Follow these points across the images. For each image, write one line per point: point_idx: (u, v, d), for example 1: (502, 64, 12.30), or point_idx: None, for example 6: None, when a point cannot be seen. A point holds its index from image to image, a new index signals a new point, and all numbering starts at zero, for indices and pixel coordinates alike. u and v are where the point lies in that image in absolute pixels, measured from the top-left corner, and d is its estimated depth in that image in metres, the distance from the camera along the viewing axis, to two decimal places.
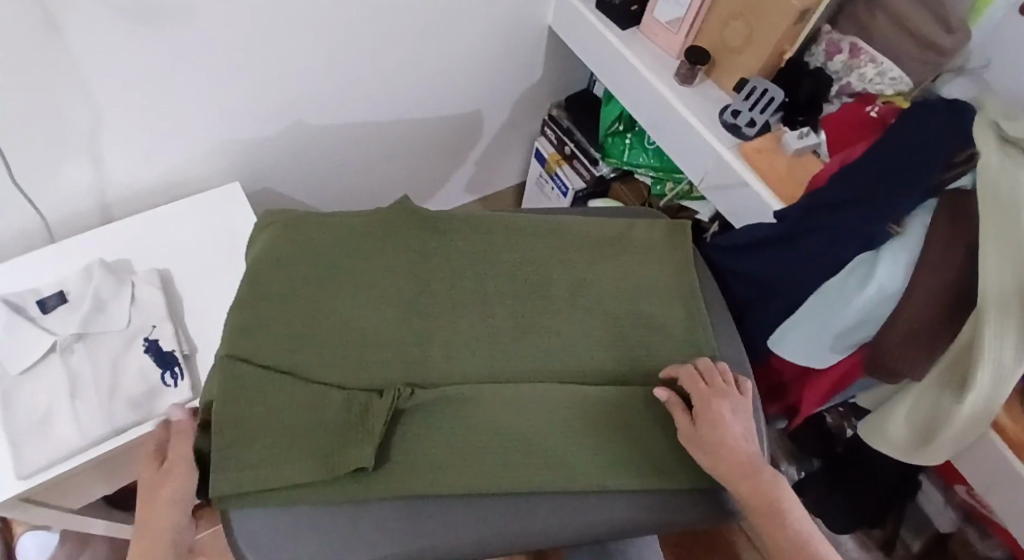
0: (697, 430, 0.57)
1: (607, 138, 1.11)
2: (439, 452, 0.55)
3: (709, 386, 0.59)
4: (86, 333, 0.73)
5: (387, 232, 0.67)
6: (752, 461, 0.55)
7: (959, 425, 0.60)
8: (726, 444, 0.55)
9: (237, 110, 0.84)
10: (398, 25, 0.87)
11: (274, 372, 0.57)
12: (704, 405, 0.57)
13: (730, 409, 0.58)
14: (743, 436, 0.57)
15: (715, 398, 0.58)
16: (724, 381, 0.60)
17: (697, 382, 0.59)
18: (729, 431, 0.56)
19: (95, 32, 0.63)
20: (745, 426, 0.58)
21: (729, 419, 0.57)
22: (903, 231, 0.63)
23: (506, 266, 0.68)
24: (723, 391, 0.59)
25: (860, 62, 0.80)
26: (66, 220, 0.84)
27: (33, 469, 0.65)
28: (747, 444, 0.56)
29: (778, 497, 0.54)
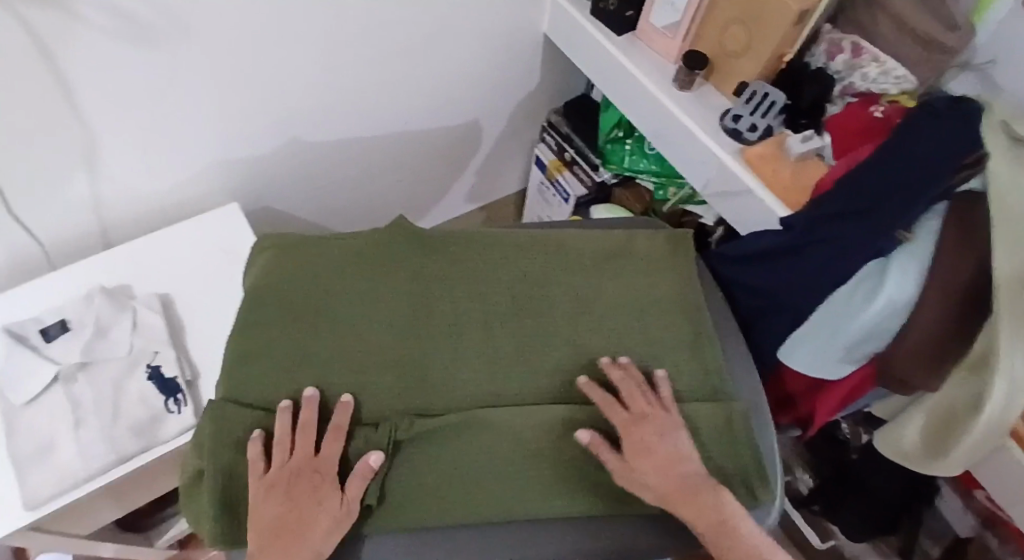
0: (629, 465, 0.55)
1: (606, 146, 1.10)
2: (453, 486, 0.55)
3: (632, 414, 0.58)
4: (89, 361, 0.73)
5: (384, 252, 0.66)
6: (691, 481, 0.55)
7: (974, 436, 0.58)
8: (660, 474, 0.54)
9: (232, 132, 0.84)
10: (391, 38, 0.86)
11: (259, 411, 0.56)
12: (628, 439, 0.56)
13: (655, 434, 0.57)
14: (676, 457, 0.56)
15: (637, 427, 0.57)
16: (645, 400, 0.59)
17: (619, 413, 0.57)
18: (658, 460, 0.55)
19: (85, 56, 0.63)
20: (674, 444, 0.56)
21: (660, 445, 0.56)
22: (913, 239, 0.61)
23: (507, 286, 0.67)
24: (645, 417, 0.57)
25: (862, 61, 0.78)
26: (66, 245, 0.83)
27: (40, 500, 0.65)
28: (684, 463, 0.56)
29: (725, 515, 0.53)
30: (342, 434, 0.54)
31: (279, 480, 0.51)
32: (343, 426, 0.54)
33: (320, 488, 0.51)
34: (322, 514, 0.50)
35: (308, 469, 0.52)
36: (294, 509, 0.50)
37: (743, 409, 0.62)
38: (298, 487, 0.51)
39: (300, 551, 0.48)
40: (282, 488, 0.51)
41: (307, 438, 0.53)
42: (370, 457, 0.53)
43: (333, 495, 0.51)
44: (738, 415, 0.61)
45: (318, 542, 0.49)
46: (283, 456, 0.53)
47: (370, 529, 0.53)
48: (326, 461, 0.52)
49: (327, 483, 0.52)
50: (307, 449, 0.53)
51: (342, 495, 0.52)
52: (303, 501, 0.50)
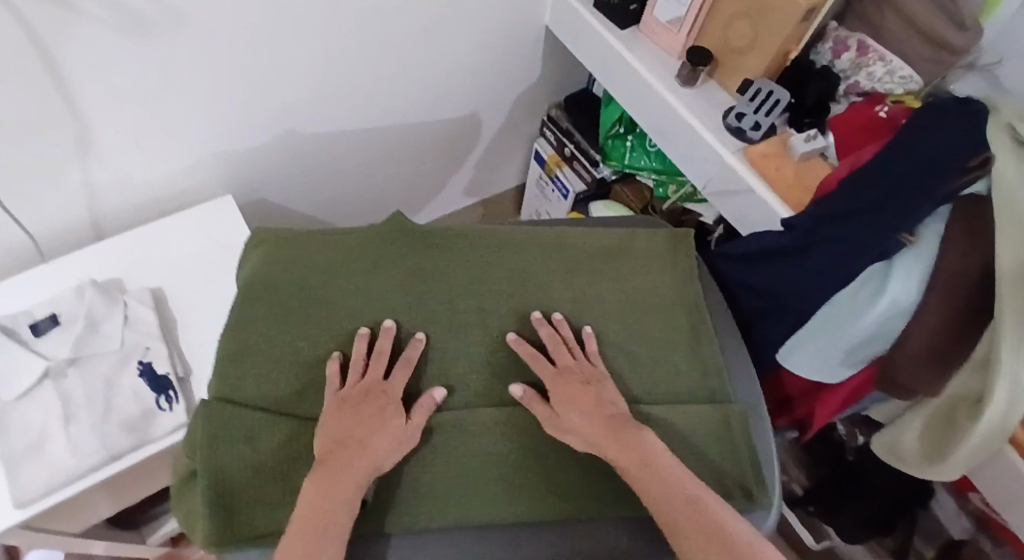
0: (557, 414, 0.57)
1: (607, 141, 1.08)
2: (457, 486, 0.54)
3: (558, 366, 0.60)
4: (80, 357, 0.72)
5: (381, 248, 0.65)
6: (617, 421, 0.55)
7: (973, 440, 0.58)
8: (585, 419, 0.55)
9: (230, 124, 0.83)
10: (391, 30, 0.85)
11: (253, 411, 0.55)
12: (557, 389, 0.58)
13: (581, 383, 0.58)
14: (600, 402, 0.57)
15: (564, 377, 0.59)
16: (570, 355, 0.61)
17: (543, 366, 0.59)
18: (585, 404, 0.56)
19: (78, 46, 0.61)
20: (599, 392, 0.58)
21: (586, 392, 0.58)
22: (916, 242, 0.61)
23: (503, 283, 0.66)
24: (571, 370, 0.59)
25: (868, 60, 0.77)
26: (57, 237, 0.81)
27: (31, 497, 0.64)
28: (608, 407, 0.57)
29: (646, 452, 0.53)
30: (411, 365, 0.59)
31: (352, 396, 0.55)
32: (413, 359, 0.59)
33: (382, 411, 0.55)
34: (384, 434, 0.53)
35: (376, 392, 0.56)
36: (358, 426, 0.53)
37: (743, 412, 0.62)
38: (365, 407, 0.54)
39: (365, 459, 0.51)
40: (351, 405, 0.54)
41: (379, 364, 0.58)
42: (435, 393, 0.57)
43: (397, 420, 0.54)
44: (738, 417, 0.61)
45: (381, 454, 0.52)
46: (356, 378, 0.57)
47: (387, 527, 0.53)
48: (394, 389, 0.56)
49: (390, 409, 0.55)
50: (378, 373, 0.57)
51: (406, 419, 0.55)
52: (366, 420, 0.54)
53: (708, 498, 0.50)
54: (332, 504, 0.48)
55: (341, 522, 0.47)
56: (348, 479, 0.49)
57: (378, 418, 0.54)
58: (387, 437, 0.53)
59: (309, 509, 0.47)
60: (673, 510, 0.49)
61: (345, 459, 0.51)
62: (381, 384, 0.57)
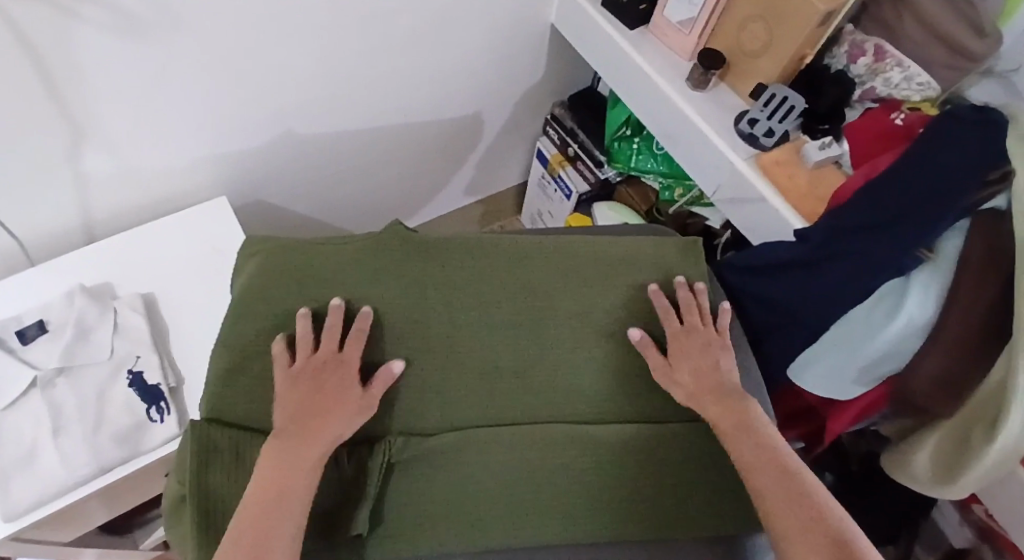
0: (669, 366, 0.62)
1: (613, 143, 1.06)
2: (465, 499, 0.54)
3: (686, 325, 0.64)
4: (69, 366, 0.69)
5: (382, 257, 0.63)
6: (722, 389, 0.60)
7: (987, 462, 0.55)
8: (695, 375, 0.61)
9: (226, 125, 0.80)
10: (395, 28, 0.82)
11: (246, 434, 0.53)
12: (677, 343, 0.63)
13: (705, 343, 0.63)
14: (714, 365, 0.62)
15: (685, 337, 0.63)
16: (702, 318, 0.65)
17: (673, 321, 0.64)
18: (700, 363, 0.62)
19: (63, 44, 0.58)
20: (716, 359, 0.62)
21: (705, 353, 0.63)
22: (934, 258, 0.59)
23: (511, 292, 0.64)
24: (693, 329, 0.64)
25: (885, 65, 0.75)
26: (46, 239, 0.79)
27: (21, 510, 0.62)
28: (729, 374, 0.62)
29: (748, 420, 0.57)
30: (365, 339, 0.58)
31: (307, 371, 0.55)
32: (364, 331, 0.58)
33: (338, 383, 0.55)
34: (339, 405, 0.54)
35: (329, 364, 0.56)
36: (314, 397, 0.54)
37: None
38: (320, 379, 0.55)
39: (324, 435, 0.52)
40: (306, 377, 0.55)
41: (331, 338, 0.57)
42: (391, 368, 0.57)
43: (355, 390, 0.55)
44: None
45: (342, 425, 0.53)
46: (307, 354, 0.56)
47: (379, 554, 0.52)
48: (349, 362, 0.56)
49: (348, 380, 0.56)
50: (332, 347, 0.57)
51: (364, 389, 0.56)
52: (320, 392, 0.54)
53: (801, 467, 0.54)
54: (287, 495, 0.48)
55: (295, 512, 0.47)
56: (304, 453, 0.50)
57: (332, 390, 0.55)
58: (348, 405, 0.54)
59: (261, 500, 0.47)
60: (770, 481, 0.52)
61: (309, 431, 0.52)
62: (334, 356, 0.57)
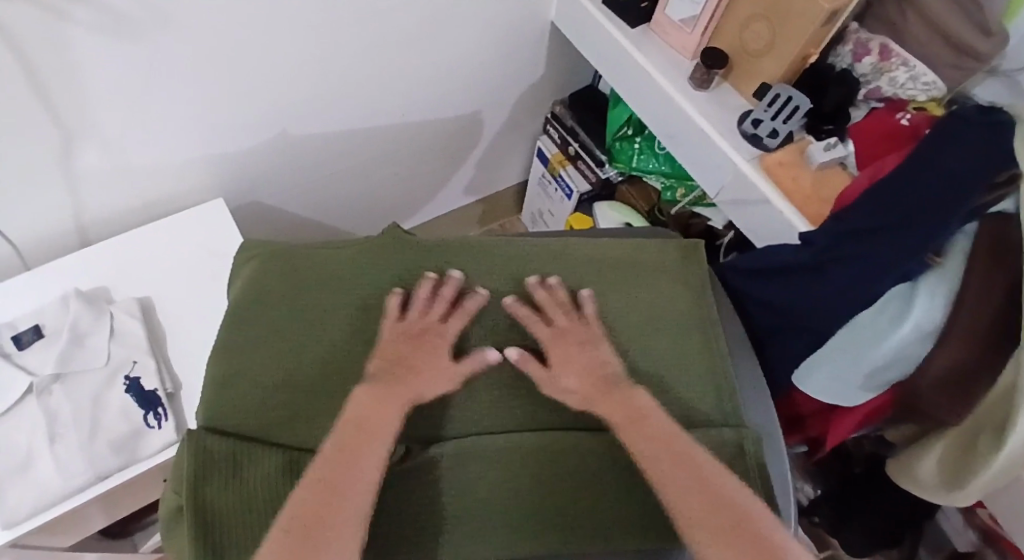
0: (552, 375, 0.58)
1: (615, 143, 1.05)
2: (419, 514, 0.51)
3: (556, 327, 0.61)
4: (64, 373, 0.69)
5: (374, 257, 0.63)
6: (608, 379, 0.58)
7: (994, 470, 0.55)
8: (579, 378, 0.58)
9: (222, 127, 0.79)
10: (392, 28, 0.81)
11: (241, 442, 0.52)
12: (551, 352, 0.60)
13: (579, 342, 0.60)
14: (597, 358, 0.60)
15: (560, 338, 0.60)
16: (567, 315, 0.62)
17: (541, 327, 0.61)
18: (580, 365, 0.59)
19: (52, 46, 0.57)
20: (596, 354, 0.60)
21: (580, 352, 0.60)
22: (942, 262, 0.58)
23: (495, 292, 0.64)
24: (568, 329, 0.61)
25: (890, 65, 0.74)
26: (41, 243, 0.78)
27: (18, 518, 0.61)
28: (605, 367, 0.59)
29: (638, 406, 0.56)
30: (468, 316, 0.61)
31: (411, 331, 0.58)
32: (470, 310, 0.61)
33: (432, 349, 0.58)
34: (431, 367, 0.57)
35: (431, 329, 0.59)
36: (412, 355, 0.57)
37: (756, 436, 0.58)
38: (417, 343, 0.58)
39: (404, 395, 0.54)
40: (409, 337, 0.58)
41: (440, 306, 0.60)
42: (512, 354, 0.59)
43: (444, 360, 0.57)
44: (750, 441, 0.58)
45: (423, 388, 0.55)
46: (416, 315, 0.59)
47: None
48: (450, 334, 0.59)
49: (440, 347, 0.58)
50: (436, 315, 0.60)
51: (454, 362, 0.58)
52: (417, 351, 0.57)
53: (729, 480, 0.49)
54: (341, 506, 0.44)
55: (354, 528, 0.44)
56: (373, 422, 0.51)
57: (430, 352, 0.57)
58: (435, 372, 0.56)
59: (314, 509, 0.44)
60: (681, 490, 0.49)
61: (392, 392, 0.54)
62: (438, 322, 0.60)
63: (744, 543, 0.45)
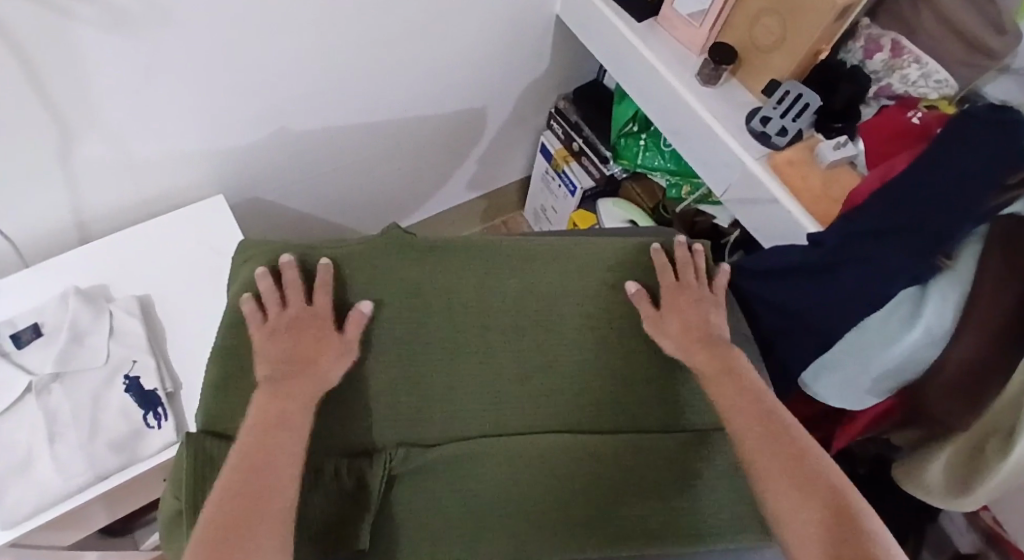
0: (661, 317, 0.61)
1: (620, 139, 1.04)
2: (444, 515, 0.52)
3: (680, 281, 0.64)
4: (64, 371, 0.68)
5: (384, 256, 0.59)
6: (710, 341, 0.61)
7: (1001, 475, 0.52)
8: (683, 330, 0.61)
9: (224, 122, 0.78)
10: (395, 23, 0.80)
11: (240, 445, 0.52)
12: (673, 299, 0.62)
13: (698, 300, 0.63)
14: (705, 322, 0.62)
15: (682, 294, 0.63)
16: (696, 276, 0.65)
17: (668, 275, 0.64)
18: (688, 319, 0.62)
19: (52, 42, 0.56)
20: (705, 315, 0.62)
21: (698, 309, 0.63)
22: (953, 264, 0.57)
23: (516, 290, 0.60)
24: (688, 287, 0.64)
25: (902, 62, 0.73)
26: (40, 239, 0.77)
27: (16, 519, 0.61)
28: (712, 330, 0.62)
29: (736, 372, 0.58)
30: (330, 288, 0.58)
31: (283, 325, 0.55)
32: (328, 282, 0.58)
33: (313, 333, 0.55)
34: (313, 349, 0.54)
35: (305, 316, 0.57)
36: (289, 348, 0.54)
37: None
38: (286, 333, 0.55)
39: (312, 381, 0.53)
40: (281, 330, 0.55)
41: (296, 292, 0.57)
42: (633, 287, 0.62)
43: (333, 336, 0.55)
44: None
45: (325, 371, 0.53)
46: (276, 309, 0.56)
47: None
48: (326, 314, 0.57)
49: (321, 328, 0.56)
50: (299, 301, 0.57)
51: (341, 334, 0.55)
52: (298, 342, 0.55)
53: (819, 460, 0.50)
54: (271, 506, 0.45)
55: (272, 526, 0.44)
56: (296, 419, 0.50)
57: (308, 339, 0.55)
58: (318, 350, 0.54)
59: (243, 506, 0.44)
60: (767, 453, 0.51)
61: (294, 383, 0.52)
62: (305, 307, 0.57)
63: (835, 520, 0.45)
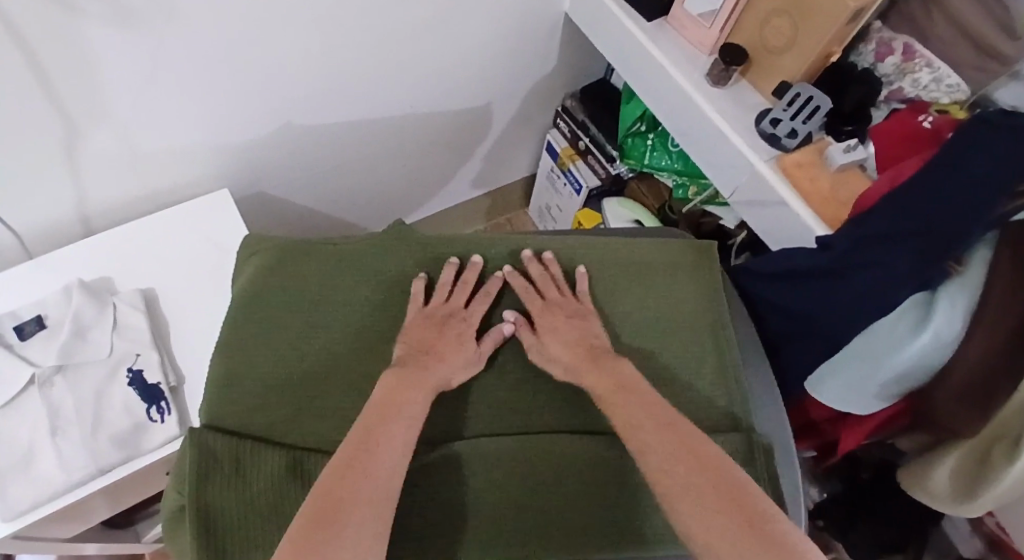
0: (541, 341, 0.60)
1: (627, 139, 1.04)
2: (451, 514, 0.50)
3: (546, 298, 0.62)
4: (66, 364, 0.68)
5: (275, 279, 0.60)
6: (596, 352, 0.59)
7: (1005, 486, 0.54)
8: (563, 347, 0.59)
9: (228, 116, 0.78)
10: (402, 20, 0.80)
11: (242, 440, 0.51)
12: (543, 320, 0.61)
13: (569, 315, 0.61)
14: (585, 333, 0.60)
15: (552, 310, 0.61)
16: (561, 290, 0.63)
17: (534, 297, 0.62)
18: (567, 336, 0.60)
19: (55, 35, 0.55)
20: (586, 327, 0.61)
21: (569, 323, 0.61)
22: (963, 271, 0.57)
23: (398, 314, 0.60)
24: (557, 303, 0.62)
25: (914, 65, 0.72)
26: (43, 231, 0.77)
27: (16, 512, 0.61)
28: (596, 342, 0.60)
29: (626, 381, 0.56)
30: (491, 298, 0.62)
31: (435, 316, 0.59)
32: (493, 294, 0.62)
33: (456, 332, 0.58)
34: (431, 341, 0.57)
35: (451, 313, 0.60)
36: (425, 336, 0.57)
37: (768, 444, 0.57)
38: (433, 327, 0.58)
39: (430, 378, 0.54)
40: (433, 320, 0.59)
41: (464, 291, 0.61)
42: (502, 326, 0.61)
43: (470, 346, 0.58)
44: (761, 449, 0.56)
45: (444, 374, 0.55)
46: (442, 297, 0.61)
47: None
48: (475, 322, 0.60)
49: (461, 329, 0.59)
50: (459, 301, 0.61)
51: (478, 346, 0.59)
52: (428, 330, 0.58)
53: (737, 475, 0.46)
54: (356, 494, 0.42)
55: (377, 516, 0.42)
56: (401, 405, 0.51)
57: (449, 332, 0.58)
58: (463, 354, 0.57)
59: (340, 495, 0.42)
60: (672, 465, 0.47)
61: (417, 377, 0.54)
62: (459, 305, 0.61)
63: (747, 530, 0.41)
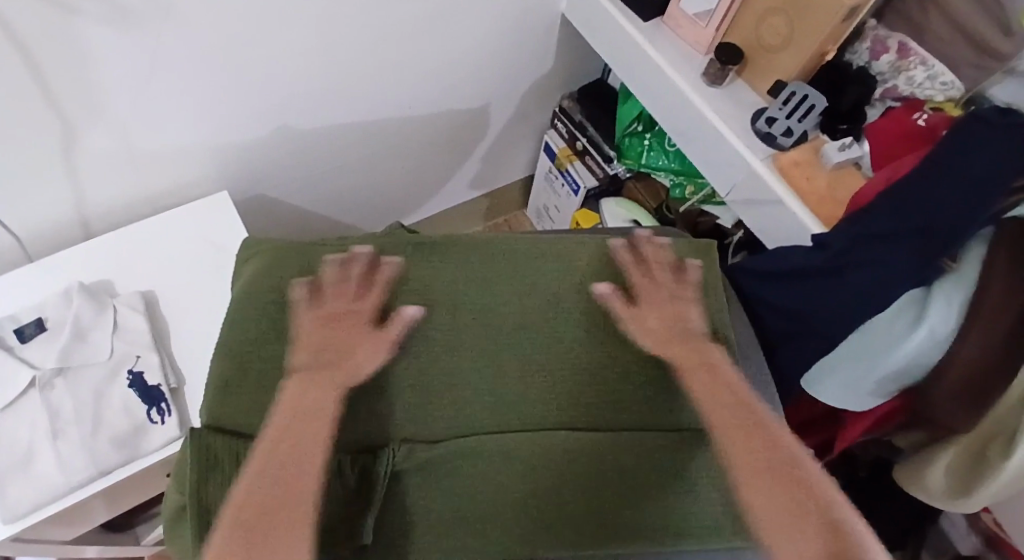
0: (637, 313, 0.61)
1: (624, 139, 1.04)
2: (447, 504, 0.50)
3: (649, 277, 0.65)
4: (67, 366, 0.68)
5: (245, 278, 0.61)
6: (684, 336, 0.61)
7: (1004, 478, 0.54)
8: (656, 328, 0.61)
9: (226, 118, 0.78)
10: (398, 20, 0.80)
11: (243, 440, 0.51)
12: (645, 298, 0.63)
13: (668, 296, 0.64)
14: (681, 316, 0.63)
15: (659, 290, 0.64)
16: (670, 274, 0.66)
17: (639, 274, 0.65)
18: (664, 313, 0.62)
19: (53, 35, 0.56)
20: (681, 309, 0.63)
21: (670, 304, 0.64)
22: (957, 267, 0.58)
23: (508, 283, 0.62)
24: (660, 283, 0.65)
25: (908, 63, 0.73)
26: (43, 234, 0.77)
27: (17, 514, 0.61)
28: (685, 326, 0.62)
29: (712, 367, 0.58)
30: (387, 285, 0.61)
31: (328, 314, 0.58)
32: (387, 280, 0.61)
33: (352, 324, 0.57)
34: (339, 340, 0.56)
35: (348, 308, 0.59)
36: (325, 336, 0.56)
37: None
38: (332, 323, 0.57)
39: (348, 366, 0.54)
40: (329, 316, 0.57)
41: (359, 282, 0.60)
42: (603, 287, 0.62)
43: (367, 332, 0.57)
44: None
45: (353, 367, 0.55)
46: (334, 295, 0.59)
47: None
48: (369, 312, 0.58)
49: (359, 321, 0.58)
50: (351, 294, 0.60)
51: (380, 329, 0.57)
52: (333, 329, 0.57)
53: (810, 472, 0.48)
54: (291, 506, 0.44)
55: (297, 523, 0.43)
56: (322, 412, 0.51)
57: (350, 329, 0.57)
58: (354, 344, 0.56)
59: (256, 509, 0.43)
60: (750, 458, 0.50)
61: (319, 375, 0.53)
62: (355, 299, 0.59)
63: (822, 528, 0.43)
